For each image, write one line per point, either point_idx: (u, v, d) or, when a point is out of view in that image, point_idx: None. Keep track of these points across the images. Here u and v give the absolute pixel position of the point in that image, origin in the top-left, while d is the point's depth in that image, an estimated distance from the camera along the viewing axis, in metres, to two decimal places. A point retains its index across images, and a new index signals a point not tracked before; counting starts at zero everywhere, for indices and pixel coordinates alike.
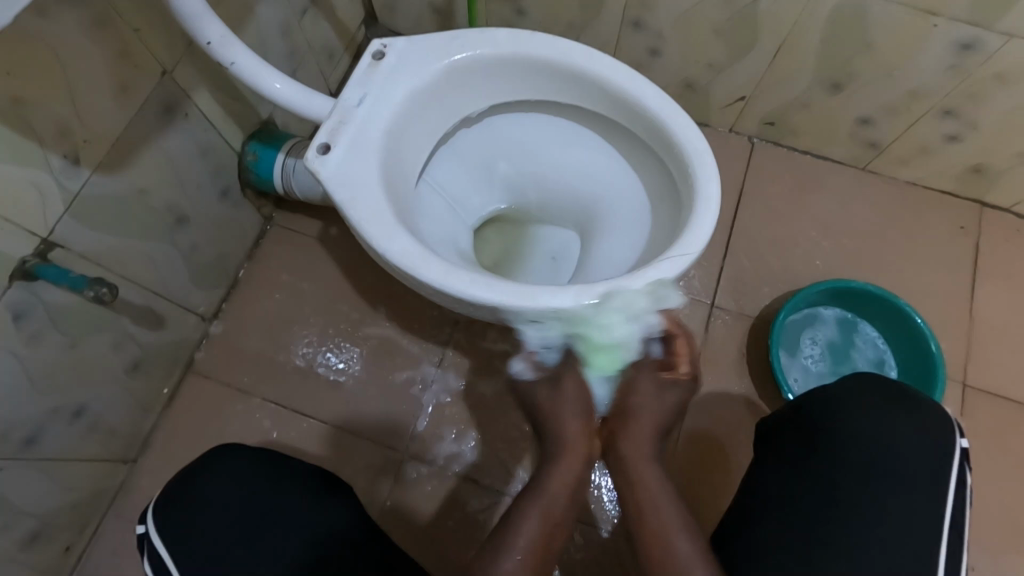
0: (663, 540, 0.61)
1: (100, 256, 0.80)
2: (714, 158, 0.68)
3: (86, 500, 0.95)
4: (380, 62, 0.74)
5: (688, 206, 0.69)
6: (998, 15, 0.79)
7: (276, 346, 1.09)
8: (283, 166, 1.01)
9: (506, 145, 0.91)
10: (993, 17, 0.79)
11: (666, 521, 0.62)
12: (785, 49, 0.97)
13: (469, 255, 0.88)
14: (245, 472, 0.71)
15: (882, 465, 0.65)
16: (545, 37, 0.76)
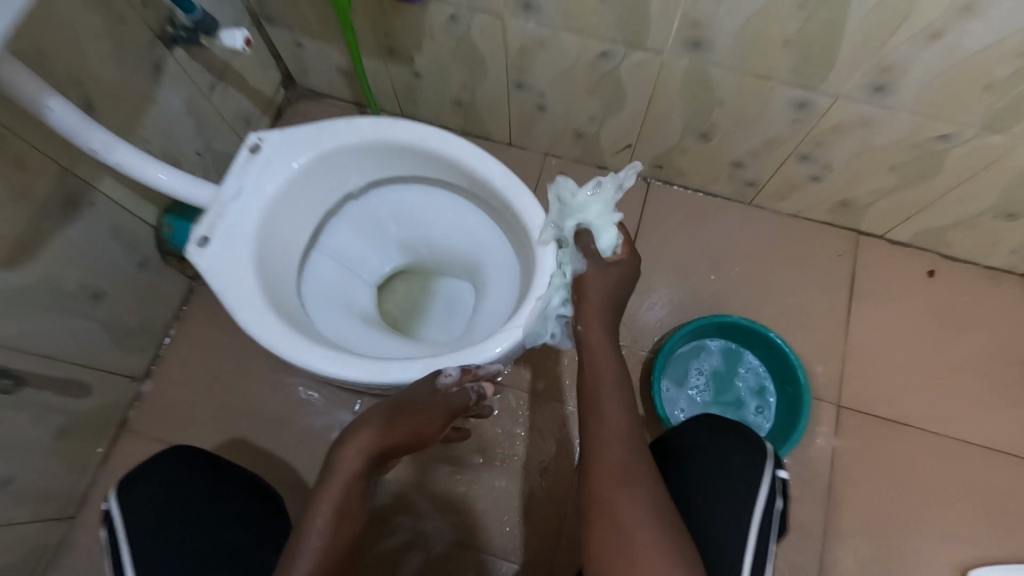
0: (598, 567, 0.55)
1: (12, 341, 0.87)
2: (550, 238, 0.78)
3: (24, 559, 1.02)
4: (255, 155, 0.82)
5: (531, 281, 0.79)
6: (820, 78, 0.86)
7: (204, 401, 1.16)
8: None
9: (393, 211, 0.98)
10: (817, 80, 0.87)
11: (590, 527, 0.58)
12: (652, 104, 1.04)
13: (361, 315, 0.97)
14: (198, 478, 0.82)
15: (731, 487, 0.70)
16: (409, 126, 0.84)
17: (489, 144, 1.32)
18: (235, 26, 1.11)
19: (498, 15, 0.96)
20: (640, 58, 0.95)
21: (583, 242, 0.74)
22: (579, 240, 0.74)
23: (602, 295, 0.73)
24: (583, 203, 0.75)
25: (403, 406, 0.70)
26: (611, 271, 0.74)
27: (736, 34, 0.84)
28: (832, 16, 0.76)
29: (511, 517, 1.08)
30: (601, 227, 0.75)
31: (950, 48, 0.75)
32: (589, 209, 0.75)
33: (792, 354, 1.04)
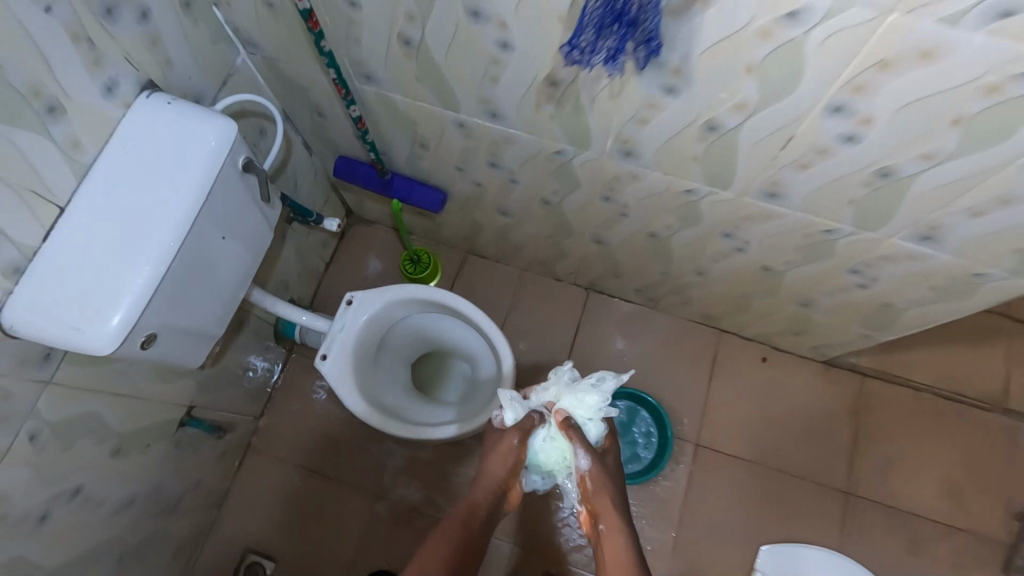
0: None
1: (209, 404, 1.53)
2: (510, 360, 1.46)
3: (198, 529, 1.68)
4: (350, 306, 1.48)
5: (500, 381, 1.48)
6: (671, 264, 1.51)
7: (299, 432, 1.82)
8: (301, 331, 1.64)
9: (423, 324, 1.64)
10: (669, 264, 1.51)
11: None
12: (583, 259, 1.69)
13: (403, 388, 1.62)
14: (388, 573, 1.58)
15: None
16: (436, 290, 1.51)
17: (484, 261, 1.97)
18: (324, 198, 1.75)
19: (489, 213, 1.60)
20: (573, 242, 1.59)
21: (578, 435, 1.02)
22: (570, 429, 1.02)
23: (598, 478, 1.02)
24: (581, 395, 1.03)
25: (501, 453, 1.07)
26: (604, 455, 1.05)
27: (621, 243, 1.48)
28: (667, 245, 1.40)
29: None
30: (589, 420, 1.03)
31: (729, 267, 1.38)
32: (586, 400, 1.02)
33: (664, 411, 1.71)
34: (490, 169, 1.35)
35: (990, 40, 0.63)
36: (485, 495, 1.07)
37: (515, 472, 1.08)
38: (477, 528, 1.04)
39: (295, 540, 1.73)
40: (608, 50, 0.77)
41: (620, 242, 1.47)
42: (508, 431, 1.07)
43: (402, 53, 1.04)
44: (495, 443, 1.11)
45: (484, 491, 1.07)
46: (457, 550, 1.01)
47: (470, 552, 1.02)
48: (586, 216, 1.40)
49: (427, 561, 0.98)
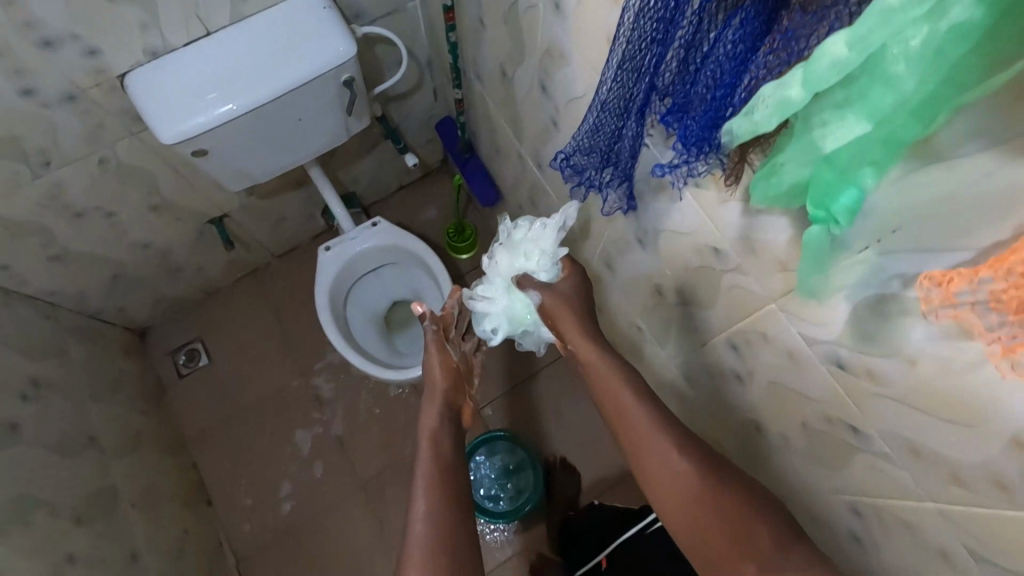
0: (656, 461, 0.80)
1: (239, 221, 1.83)
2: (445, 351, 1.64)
3: (184, 298, 2.04)
4: (372, 226, 1.72)
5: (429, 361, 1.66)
6: None
7: (291, 289, 2.11)
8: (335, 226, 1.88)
9: (417, 278, 1.86)
10: None
11: (667, 460, 0.79)
12: None
13: (371, 313, 1.86)
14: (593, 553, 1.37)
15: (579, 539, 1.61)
16: (435, 259, 1.73)
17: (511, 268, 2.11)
18: (426, 137, 1.96)
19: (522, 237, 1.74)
20: None
21: (528, 280, 0.98)
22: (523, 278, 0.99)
23: (556, 299, 0.96)
24: (522, 244, 1.01)
25: (438, 370, 1.03)
26: (569, 279, 0.98)
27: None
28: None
29: (362, 448, 1.93)
30: (543, 261, 0.99)
31: None
32: (526, 247, 1.00)
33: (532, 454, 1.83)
34: (531, 204, 1.49)
35: (829, 378, 0.68)
36: (444, 413, 0.96)
37: (450, 376, 1.03)
38: (454, 441, 0.93)
39: (233, 359, 2.04)
40: (590, 182, 0.87)
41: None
42: (432, 358, 1.04)
43: (501, 78, 1.19)
44: (431, 358, 1.05)
45: (443, 413, 0.97)
46: (449, 473, 0.87)
47: (460, 470, 0.89)
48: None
49: (426, 495, 0.83)
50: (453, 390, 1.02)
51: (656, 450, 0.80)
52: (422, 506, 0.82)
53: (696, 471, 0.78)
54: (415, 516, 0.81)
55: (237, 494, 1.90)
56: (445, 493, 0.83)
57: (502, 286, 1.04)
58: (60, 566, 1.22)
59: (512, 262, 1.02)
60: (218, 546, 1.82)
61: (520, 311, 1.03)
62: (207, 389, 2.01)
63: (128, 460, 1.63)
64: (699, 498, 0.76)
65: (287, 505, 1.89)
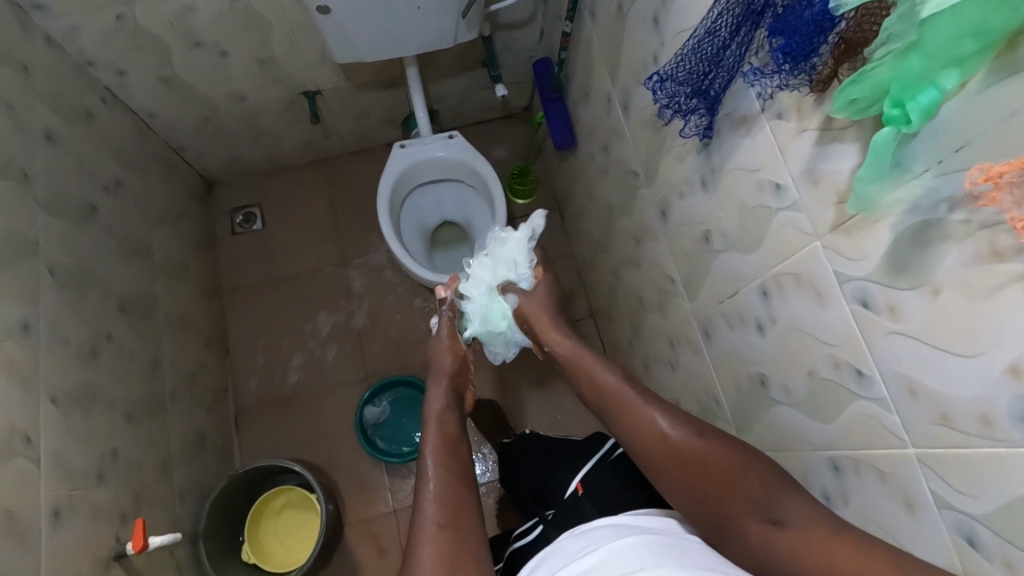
0: (645, 430, 0.86)
1: (328, 104, 1.93)
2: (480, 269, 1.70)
3: (258, 164, 2.16)
4: (448, 137, 1.79)
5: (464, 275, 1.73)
6: (636, 341, 1.60)
7: (354, 185, 2.21)
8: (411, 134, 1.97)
9: (472, 202, 1.93)
10: (636, 341, 1.60)
11: (654, 425, 0.86)
12: (601, 285, 1.82)
13: (422, 224, 1.94)
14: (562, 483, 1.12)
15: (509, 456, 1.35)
16: (497, 183, 1.78)
17: (560, 225, 2.16)
18: (519, 77, 2.02)
19: (582, 189, 1.79)
20: (603, 261, 1.74)
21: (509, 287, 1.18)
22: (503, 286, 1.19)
23: (537, 304, 1.15)
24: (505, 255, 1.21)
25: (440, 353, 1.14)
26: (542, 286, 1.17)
27: (624, 292, 1.61)
28: (645, 322, 1.51)
29: (377, 345, 2.03)
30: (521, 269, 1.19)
31: (660, 378, 1.48)
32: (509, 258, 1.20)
33: None
34: (602, 152, 1.53)
35: (849, 317, 0.72)
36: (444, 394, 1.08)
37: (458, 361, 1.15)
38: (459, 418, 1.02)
39: (282, 232, 2.16)
40: (676, 106, 0.92)
41: (625, 291, 1.60)
42: (440, 346, 1.16)
43: (615, 15, 1.24)
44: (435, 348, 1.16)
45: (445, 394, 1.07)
46: (450, 447, 0.95)
47: (461, 447, 0.97)
48: (621, 247, 1.55)
49: (433, 467, 0.90)
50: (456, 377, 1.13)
51: (646, 417, 0.87)
52: (433, 475, 0.89)
53: (681, 438, 0.83)
54: (426, 492, 0.86)
55: (253, 352, 2.03)
56: (449, 466, 0.91)
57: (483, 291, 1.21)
58: (98, 339, 1.34)
59: (494, 270, 1.21)
60: (225, 390, 1.95)
61: (496, 316, 1.20)
62: (253, 251, 2.14)
63: (172, 284, 1.76)
64: (694, 456, 0.80)
65: (293, 375, 2.00)
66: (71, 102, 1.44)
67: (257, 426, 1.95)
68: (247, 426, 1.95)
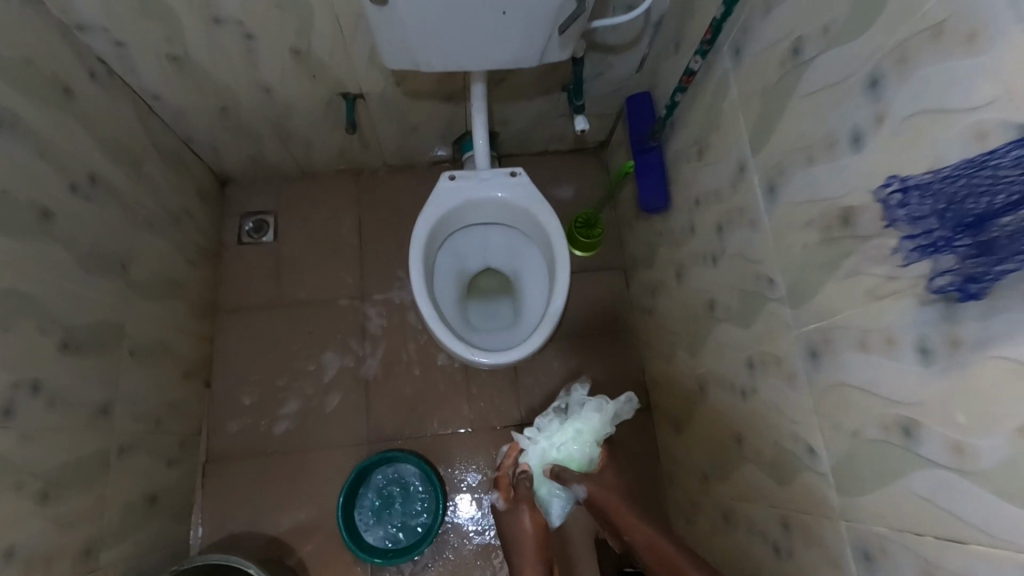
0: None
1: (371, 111, 1.58)
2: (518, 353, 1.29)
3: (277, 167, 1.80)
4: (510, 175, 1.40)
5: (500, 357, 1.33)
6: (719, 476, 1.22)
7: (387, 204, 1.84)
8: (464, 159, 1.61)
9: (526, 256, 1.53)
10: (719, 475, 1.23)
11: None
12: (674, 383, 1.44)
13: (462, 272, 1.56)
14: None
15: None
16: (562, 240, 1.38)
17: (624, 290, 1.78)
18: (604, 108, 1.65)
19: (670, 263, 1.40)
20: (686, 359, 1.35)
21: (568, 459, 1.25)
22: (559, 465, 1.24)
23: (602, 491, 1.15)
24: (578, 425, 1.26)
25: (517, 522, 1.21)
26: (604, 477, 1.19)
27: (715, 411, 1.22)
28: (742, 465, 1.12)
29: (388, 403, 1.63)
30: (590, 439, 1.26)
31: (750, 543, 1.10)
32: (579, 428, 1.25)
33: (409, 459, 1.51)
34: (714, 232, 1.15)
35: None
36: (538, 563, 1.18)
37: (540, 532, 1.20)
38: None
39: (297, 245, 1.78)
40: (934, 233, 0.59)
41: (717, 412, 1.20)
42: (516, 517, 1.22)
43: (785, 61, 0.86)
44: (508, 516, 1.23)
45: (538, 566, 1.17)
46: None
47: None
48: (723, 358, 1.16)
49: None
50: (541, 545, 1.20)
51: None
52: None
53: None
54: None
55: (239, 390, 1.62)
56: None
57: (575, 441, 1.24)
58: (21, 393, 0.99)
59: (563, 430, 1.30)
60: (196, 434, 1.56)
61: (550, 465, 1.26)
62: (259, 262, 1.75)
63: (151, 304, 1.38)
64: None
65: (282, 427, 1.60)
66: (41, 72, 1.09)
67: (229, 486, 1.55)
68: (216, 483, 1.55)
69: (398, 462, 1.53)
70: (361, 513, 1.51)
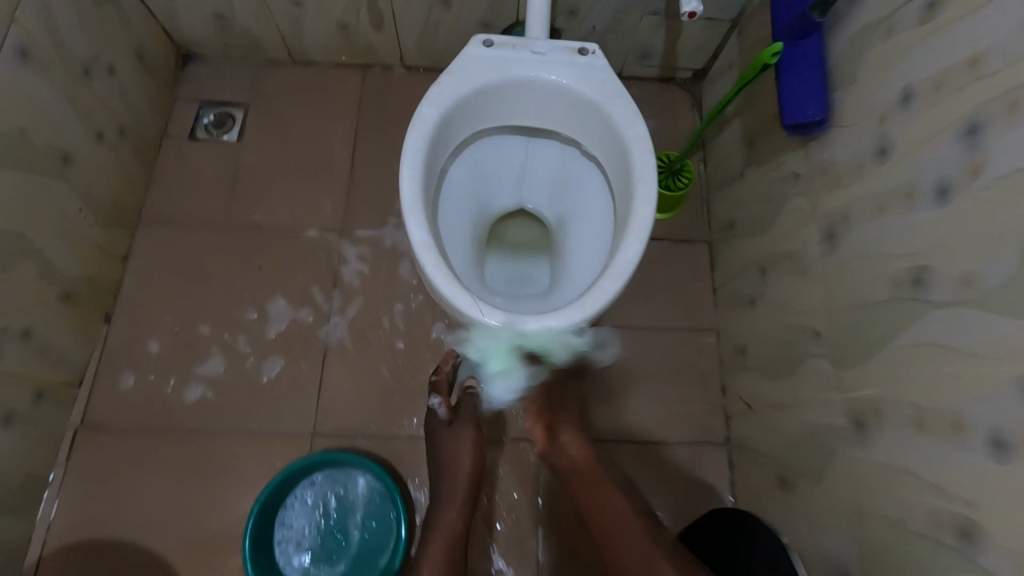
0: None
1: None
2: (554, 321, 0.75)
3: (257, 44, 1.33)
4: (580, 53, 0.89)
5: (518, 328, 0.76)
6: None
7: (396, 114, 1.35)
8: None
9: (581, 191, 1.01)
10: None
11: None
12: (790, 410, 0.91)
13: (481, 204, 1.05)
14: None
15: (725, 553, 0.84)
16: (650, 159, 0.84)
17: (706, 273, 1.25)
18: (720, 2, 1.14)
19: (812, 220, 0.88)
20: (827, 375, 0.82)
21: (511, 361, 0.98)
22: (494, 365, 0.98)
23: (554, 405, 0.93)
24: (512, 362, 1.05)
25: (455, 447, 0.95)
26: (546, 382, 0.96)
27: (893, 471, 0.68)
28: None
29: (352, 379, 1.13)
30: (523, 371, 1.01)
31: None
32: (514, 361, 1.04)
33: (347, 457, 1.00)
34: (950, 145, 0.63)
35: None
36: (461, 511, 0.91)
37: (476, 461, 0.95)
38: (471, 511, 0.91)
39: (266, 149, 1.30)
40: None
41: (901, 474, 0.66)
42: (456, 436, 0.96)
43: None
44: (444, 434, 0.97)
45: (461, 492, 0.92)
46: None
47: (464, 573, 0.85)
48: (936, 378, 0.62)
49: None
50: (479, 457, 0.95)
51: None
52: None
53: None
54: None
55: (147, 333, 1.15)
56: None
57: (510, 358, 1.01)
58: None
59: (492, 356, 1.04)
60: (74, 384, 1.08)
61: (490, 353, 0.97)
62: (212, 166, 1.28)
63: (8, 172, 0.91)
64: None
65: (195, 394, 1.11)
66: None
67: (104, 467, 1.06)
68: (85, 460, 1.06)
69: (349, 466, 1.03)
70: (282, 532, 1.00)
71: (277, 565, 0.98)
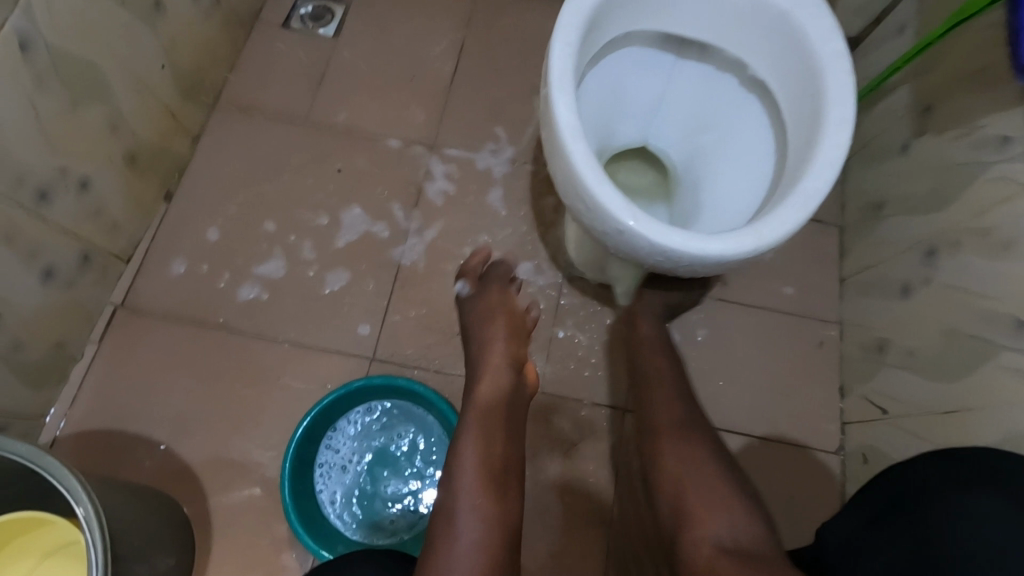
0: None
1: None
2: (722, 247, 0.61)
3: None
4: None
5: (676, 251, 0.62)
6: None
7: (506, 36, 1.22)
8: None
9: (729, 129, 0.86)
10: None
11: None
12: (957, 414, 0.75)
13: (609, 128, 0.91)
14: None
15: None
16: (847, 80, 0.69)
17: (833, 259, 1.09)
18: None
19: None
20: None
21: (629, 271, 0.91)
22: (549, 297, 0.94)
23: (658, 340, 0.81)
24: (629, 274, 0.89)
25: (494, 307, 0.82)
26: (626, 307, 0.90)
27: None
28: None
29: (422, 306, 1.00)
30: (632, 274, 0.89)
31: None
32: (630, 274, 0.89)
33: (409, 386, 0.86)
34: None
35: None
36: (508, 364, 0.76)
37: (516, 322, 0.81)
38: (511, 397, 0.74)
39: (360, 50, 1.18)
40: None
41: None
42: (503, 303, 0.82)
43: None
44: (489, 298, 0.83)
45: (500, 374, 0.75)
46: (499, 474, 0.67)
47: (510, 474, 0.68)
48: None
49: (468, 509, 0.63)
50: (515, 340, 0.79)
51: None
52: (470, 534, 0.61)
53: None
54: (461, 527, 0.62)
55: (208, 218, 1.03)
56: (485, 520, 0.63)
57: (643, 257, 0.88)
58: None
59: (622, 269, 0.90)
60: (121, 259, 0.97)
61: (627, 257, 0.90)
62: (301, 59, 1.17)
63: None
64: None
65: (249, 293, 0.99)
66: None
67: (138, 353, 0.95)
68: (119, 341, 0.95)
69: (413, 401, 0.88)
70: (326, 456, 0.87)
71: (314, 489, 0.86)
